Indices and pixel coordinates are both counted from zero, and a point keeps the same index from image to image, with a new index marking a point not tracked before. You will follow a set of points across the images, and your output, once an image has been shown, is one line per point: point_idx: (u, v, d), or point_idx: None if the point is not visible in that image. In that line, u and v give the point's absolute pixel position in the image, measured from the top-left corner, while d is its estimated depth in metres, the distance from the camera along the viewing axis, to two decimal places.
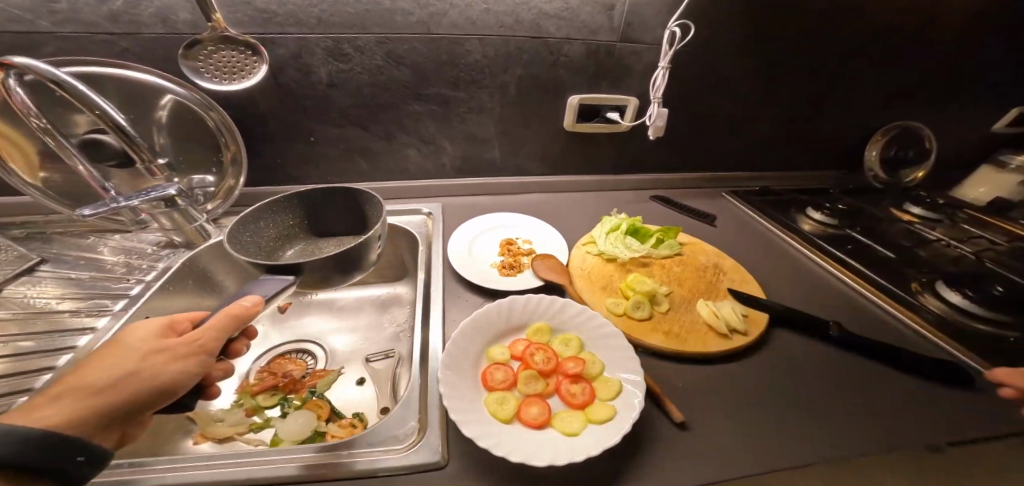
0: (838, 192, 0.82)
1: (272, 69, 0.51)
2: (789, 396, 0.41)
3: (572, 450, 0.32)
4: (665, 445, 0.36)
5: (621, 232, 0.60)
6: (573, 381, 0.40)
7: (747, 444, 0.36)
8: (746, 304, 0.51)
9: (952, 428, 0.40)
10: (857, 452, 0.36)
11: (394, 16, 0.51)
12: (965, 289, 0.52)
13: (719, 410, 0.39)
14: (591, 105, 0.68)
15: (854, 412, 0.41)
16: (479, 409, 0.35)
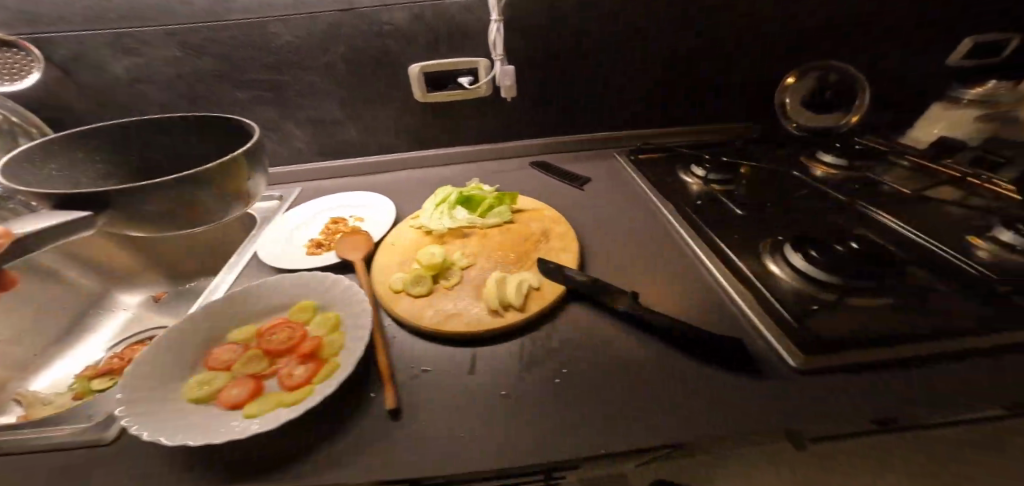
0: (748, 143, 0.70)
1: (67, 68, 0.54)
2: (530, 380, 0.36)
3: (221, 429, 0.31)
4: (344, 429, 0.33)
5: (449, 204, 0.56)
6: (294, 362, 0.39)
7: (433, 431, 0.32)
8: (544, 276, 0.46)
9: (726, 422, 0.30)
10: (563, 450, 0.29)
11: (174, 6, 0.51)
12: (809, 251, 0.42)
13: (433, 395, 0.35)
14: (440, 72, 0.61)
15: (602, 394, 0.34)
16: (168, 388, 0.35)
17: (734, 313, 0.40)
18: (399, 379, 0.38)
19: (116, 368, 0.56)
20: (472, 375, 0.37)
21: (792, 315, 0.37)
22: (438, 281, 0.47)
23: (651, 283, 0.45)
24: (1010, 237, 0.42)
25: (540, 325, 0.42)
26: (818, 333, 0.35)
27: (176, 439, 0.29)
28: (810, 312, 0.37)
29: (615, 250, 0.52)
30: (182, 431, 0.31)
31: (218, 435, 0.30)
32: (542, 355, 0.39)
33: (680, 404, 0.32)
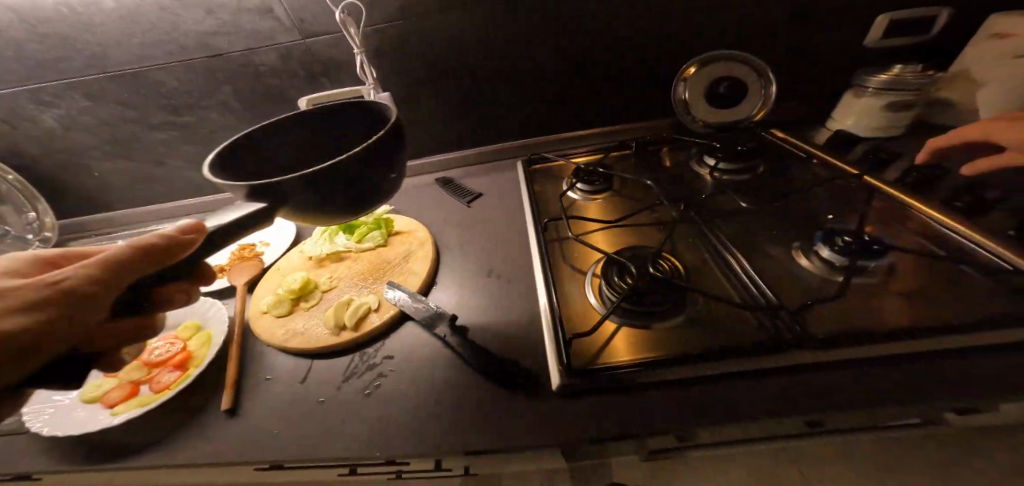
0: (646, 144, 0.68)
1: (12, 120, 0.66)
2: (332, 397, 0.41)
3: (91, 422, 0.41)
4: (178, 427, 0.41)
5: (333, 231, 0.62)
6: (164, 370, 0.46)
7: (239, 436, 0.39)
8: (386, 298, 0.50)
9: (459, 438, 0.35)
10: (325, 456, 0.36)
11: (59, 63, 0.57)
12: (614, 275, 0.43)
13: (255, 404, 0.42)
14: (328, 103, 0.63)
15: (384, 406, 0.40)
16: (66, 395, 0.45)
17: (533, 337, 0.43)
18: (245, 386, 0.44)
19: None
20: (302, 384, 0.43)
21: (566, 336, 0.39)
22: (300, 303, 0.53)
23: (481, 304, 0.49)
24: (830, 253, 0.40)
25: (370, 345, 0.46)
26: (579, 361, 0.37)
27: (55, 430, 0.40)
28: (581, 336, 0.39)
29: (470, 268, 0.55)
30: (64, 426, 0.41)
31: (86, 426, 0.40)
32: (362, 367, 0.44)
33: (439, 416, 0.37)
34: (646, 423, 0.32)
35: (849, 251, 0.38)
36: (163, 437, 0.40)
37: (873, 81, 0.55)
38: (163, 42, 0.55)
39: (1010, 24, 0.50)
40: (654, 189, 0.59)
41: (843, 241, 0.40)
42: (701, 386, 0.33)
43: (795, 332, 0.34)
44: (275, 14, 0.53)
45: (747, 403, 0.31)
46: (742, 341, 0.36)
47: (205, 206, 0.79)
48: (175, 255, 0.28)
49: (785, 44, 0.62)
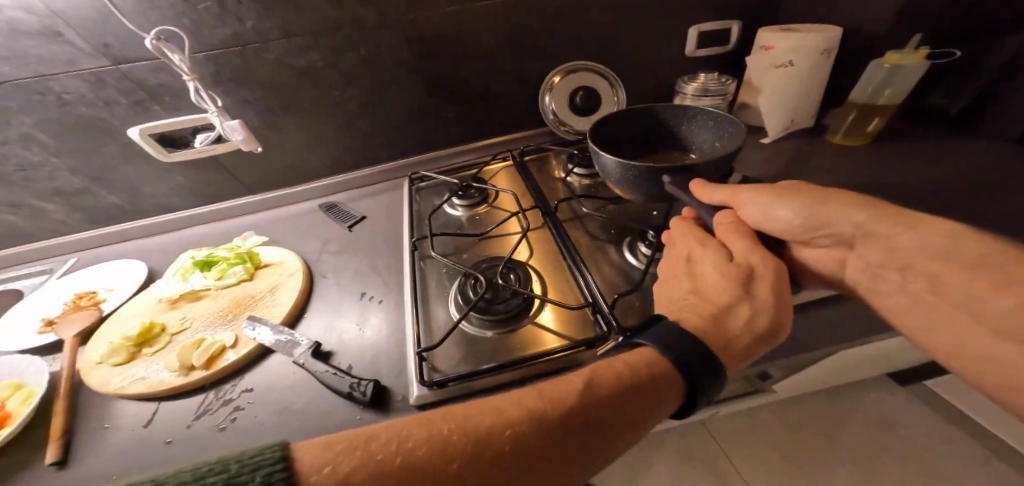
0: (521, 157, 0.73)
1: None
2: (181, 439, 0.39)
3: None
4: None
5: (189, 268, 0.57)
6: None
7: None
8: (250, 329, 0.48)
9: None
10: None
11: None
12: (473, 289, 0.46)
13: (91, 462, 0.38)
14: (169, 132, 0.58)
15: (229, 447, 0.37)
16: None
17: (401, 354, 0.44)
18: (75, 437, 0.40)
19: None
20: (143, 428, 0.40)
21: (424, 350, 0.42)
22: (145, 348, 0.48)
23: (356, 325, 0.49)
24: (646, 248, 0.48)
25: (227, 381, 0.44)
26: (444, 373, 0.40)
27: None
28: (438, 347, 0.42)
29: (344, 296, 0.54)
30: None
31: None
32: (216, 404, 0.42)
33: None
34: None
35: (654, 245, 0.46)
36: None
37: (689, 87, 0.63)
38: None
39: (773, 38, 0.58)
40: (526, 199, 0.64)
41: (651, 236, 0.48)
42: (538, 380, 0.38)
43: (610, 326, 0.40)
44: (67, 37, 0.47)
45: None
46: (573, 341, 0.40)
47: (30, 254, 0.67)
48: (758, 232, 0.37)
49: (619, 62, 0.71)
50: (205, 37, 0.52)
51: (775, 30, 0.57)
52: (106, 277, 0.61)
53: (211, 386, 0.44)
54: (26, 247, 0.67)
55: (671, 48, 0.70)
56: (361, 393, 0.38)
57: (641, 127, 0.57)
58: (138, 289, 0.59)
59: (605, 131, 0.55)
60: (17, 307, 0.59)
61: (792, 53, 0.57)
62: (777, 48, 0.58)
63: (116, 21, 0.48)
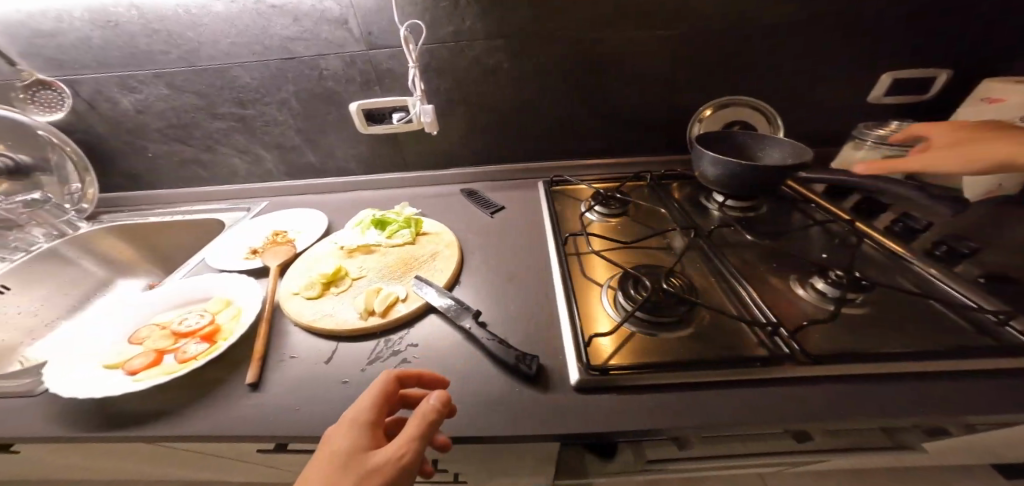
0: (658, 179, 0.74)
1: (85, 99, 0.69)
2: (358, 382, 0.44)
3: (111, 387, 0.41)
4: (230, 399, 0.43)
5: (364, 225, 0.66)
6: (191, 341, 0.48)
7: (268, 411, 0.41)
8: (417, 289, 0.54)
9: (479, 425, 0.38)
10: None
11: (155, 55, 0.62)
12: (632, 288, 0.47)
13: (293, 388, 0.43)
14: (377, 109, 0.72)
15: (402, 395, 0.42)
16: (90, 358, 0.45)
17: (555, 340, 0.46)
18: (267, 361, 0.47)
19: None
20: (325, 364, 0.46)
21: (584, 339, 0.43)
22: (330, 288, 0.56)
23: (507, 302, 0.53)
24: (825, 285, 0.45)
25: (395, 332, 0.49)
26: (608, 361, 0.41)
27: (76, 390, 0.39)
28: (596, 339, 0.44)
29: (492, 275, 0.59)
30: (82, 386, 0.41)
31: (114, 389, 0.41)
32: (387, 353, 0.47)
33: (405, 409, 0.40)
34: (659, 422, 0.36)
35: (841, 284, 0.43)
36: (193, 412, 0.41)
37: (871, 136, 0.61)
38: (250, 43, 0.62)
39: (1003, 90, 0.54)
40: (667, 220, 0.64)
41: (836, 275, 0.45)
42: (709, 392, 0.38)
43: (792, 349, 0.39)
44: (349, 26, 0.62)
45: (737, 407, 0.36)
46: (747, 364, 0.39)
47: (239, 193, 0.83)
48: (421, 416, 0.33)
49: (779, 100, 0.71)
50: (439, 35, 0.65)
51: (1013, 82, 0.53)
52: (295, 223, 0.72)
53: (382, 335, 0.50)
54: (237, 188, 0.83)
55: (842, 91, 0.69)
56: (527, 365, 0.41)
57: (721, 147, 0.66)
58: (319, 236, 0.68)
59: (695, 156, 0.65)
60: (221, 237, 0.71)
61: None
62: (1007, 100, 0.54)
63: (385, 18, 0.62)
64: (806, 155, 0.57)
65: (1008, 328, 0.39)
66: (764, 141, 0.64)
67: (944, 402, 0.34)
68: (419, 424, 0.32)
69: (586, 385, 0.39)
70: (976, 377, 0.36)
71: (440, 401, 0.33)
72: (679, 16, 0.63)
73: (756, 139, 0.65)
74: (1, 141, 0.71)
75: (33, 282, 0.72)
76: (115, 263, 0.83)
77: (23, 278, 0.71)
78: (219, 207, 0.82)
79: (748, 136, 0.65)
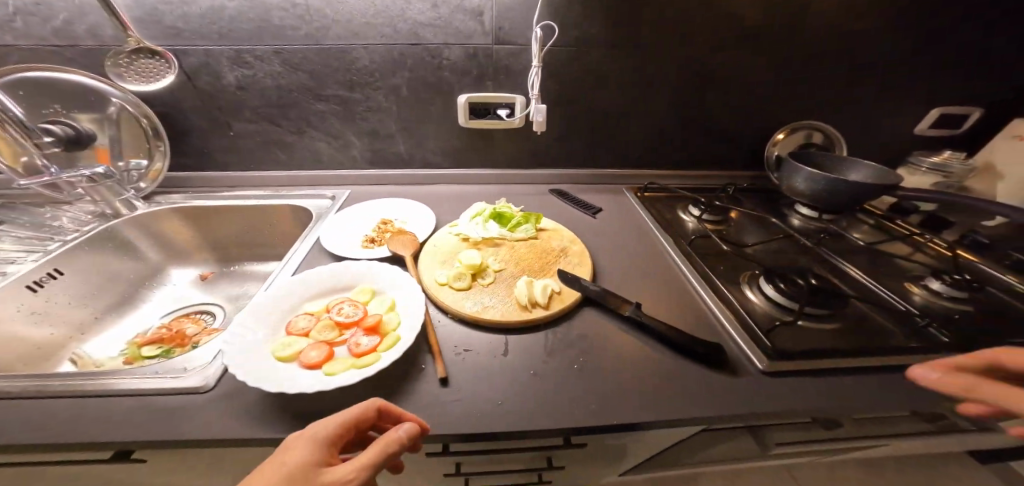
0: (738, 191, 0.81)
1: (186, 72, 0.66)
2: (545, 374, 0.44)
3: (307, 383, 0.39)
4: (422, 393, 0.41)
5: (483, 217, 0.66)
6: (359, 333, 0.46)
7: (470, 402, 0.40)
8: (565, 282, 0.55)
9: (688, 412, 0.40)
10: (568, 419, 0.39)
11: (286, 31, 0.64)
12: (781, 284, 0.53)
13: (484, 378, 0.43)
14: (485, 103, 0.73)
15: (615, 382, 0.43)
16: (264, 353, 0.42)
17: (718, 331, 0.50)
18: (444, 354, 0.46)
19: (164, 339, 0.63)
20: (504, 355, 0.46)
21: (761, 328, 0.48)
22: (476, 279, 0.56)
23: (651, 295, 0.56)
24: (944, 285, 0.54)
25: (559, 323, 0.51)
26: (792, 348, 0.46)
27: (280, 387, 0.38)
28: (776, 327, 0.48)
29: (621, 268, 0.61)
30: (274, 382, 0.39)
31: (312, 385, 0.39)
32: (561, 344, 0.48)
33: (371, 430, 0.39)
34: (854, 404, 0.40)
35: (958, 285, 0.53)
36: (392, 404, 0.40)
37: (926, 161, 0.73)
38: (385, 25, 0.64)
39: None
40: (763, 228, 0.71)
41: (951, 278, 0.54)
42: (886, 375, 0.43)
43: (945, 337, 0.47)
44: (482, 18, 0.65)
45: (928, 389, 0.42)
46: (909, 355, 0.45)
47: (317, 180, 0.80)
48: (385, 448, 0.32)
49: (839, 127, 0.81)
50: (565, 38, 0.69)
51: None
52: (399, 214, 0.70)
53: (545, 328, 0.51)
54: (317, 175, 0.80)
55: (889, 122, 0.81)
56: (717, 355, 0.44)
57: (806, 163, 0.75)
58: (432, 228, 0.67)
59: (788, 169, 0.72)
60: (315, 227, 0.66)
61: None
62: None
63: (517, 16, 0.65)
64: (892, 177, 0.66)
65: None
66: (846, 162, 0.73)
67: None
68: (379, 453, 0.32)
69: (782, 370, 0.43)
70: None
71: (410, 439, 0.33)
72: (770, 47, 0.72)
73: (838, 160, 0.73)
74: (70, 108, 0.64)
75: (88, 268, 0.65)
76: (170, 249, 0.76)
77: (81, 263, 0.64)
78: (296, 194, 0.78)
79: (830, 157, 0.74)
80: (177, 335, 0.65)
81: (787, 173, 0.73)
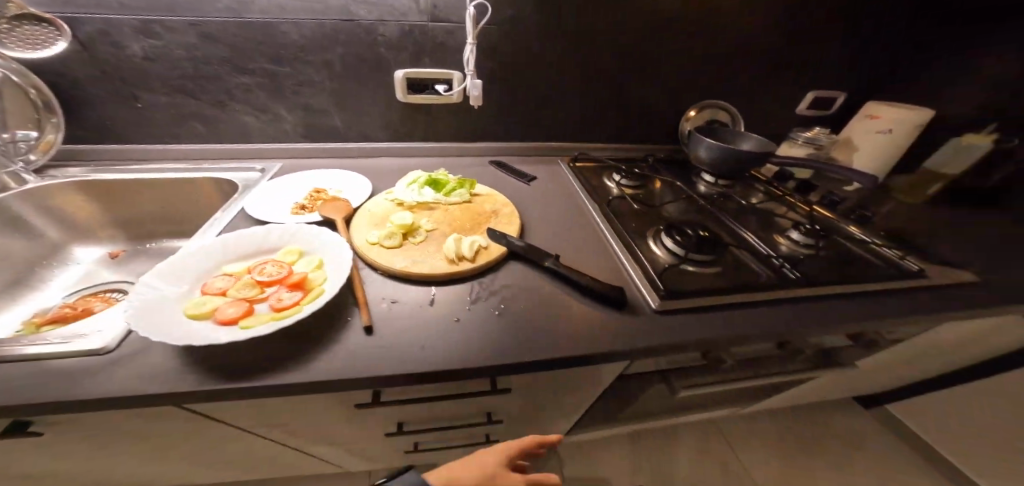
0: (657, 161, 0.91)
1: (83, 40, 0.61)
2: (465, 319, 0.47)
3: (219, 336, 0.38)
4: (345, 341, 0.43)
5: (418, 184, 0.68)
6: (281, 290, 0.46)
7: (390, 346, 0.43)
8: (493, 239, 0.59)
9: (588, 345, 0.46)
10: (479, 355, 0.43)
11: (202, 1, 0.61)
12: (677, 235, 0.61)
13: (407, 323, 0.46)
14: (423, 80, 0.75)
15: (528, 325, 0.48)
16: (174, 311, 0.41)
17: (623, 276, 0.57)
18: (369, 306, 0.47)
19: (66, 316, 0.56)
20: (429, 305, 0.49)
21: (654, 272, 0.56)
22: (407, 238, 0.58)
23: (572, 249, 0.61)
24: (801, 235, 0.65)
25: (485, 274, 0.54)
26: (676, 288, 0.54)
27: (188, 340, 0.37)
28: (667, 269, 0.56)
29: (548, 228, 0.67)
30: (182, 336, 0.38)
31: (226, 337, 0.38)
32: (484, 293, 0.51)
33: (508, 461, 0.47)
34: (719, 330, 0.49)
35: (811, 235, 0.64)
36: (313, 352, 0.42)
37: (801, 136, 0.86)
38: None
39: (881, 110, 0.83)
40: (673, 193, 0.80)
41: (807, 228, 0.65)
42: (748, 307, 0.52)
43: (795, 275, 0.57)
44: None
45: (780, 316, 0.51)
46: (766, 289, 0.54)
47: (244, 153, 0.77)
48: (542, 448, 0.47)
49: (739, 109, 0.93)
50: (499, 19, 0.72)
51: (884, 106, 0.82)
52: (332, 183, 0.70)
53: (472, 278, 0.54)
54: (244, 148, 0.76)
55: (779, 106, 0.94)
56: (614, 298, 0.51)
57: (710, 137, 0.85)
58: (367, 195, 0.68)
59: (694, 142, 0.82)
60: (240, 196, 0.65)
61: (891, 124, 0.81)
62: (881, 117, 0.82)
63: None
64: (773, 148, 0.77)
65: (903, 260, 0.62)
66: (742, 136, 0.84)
67: (876, 309, 0.53)
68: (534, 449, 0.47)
69: (666, 306, 0.51)
70: (888, 293, 0.56)
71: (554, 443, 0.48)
72: (679, 38, 0.81)
73: (735, 134, 0.84)
74: None
75: None
76: (71, 228, 0.70)
77: None
78: (221, 167, 0.74)
79: (729, 132, 0.85)
80: (82, 312, 0.58)
81: (693, 145, 0.82)
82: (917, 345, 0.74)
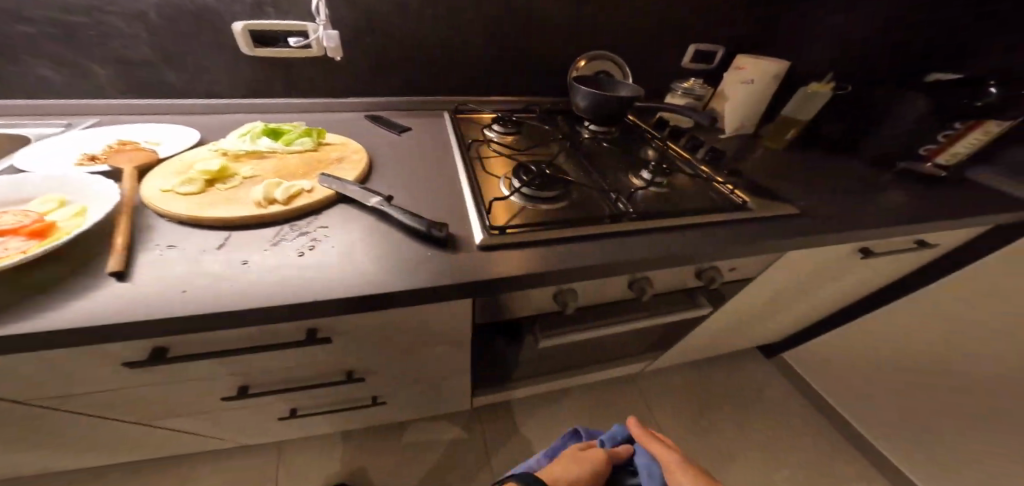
0: (543, 112, 0.90)
1: None
2: (254, 259, 0.43)
3: None
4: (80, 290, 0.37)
5: (254, 133, 0.62)
6: (12, 238, 0.39)
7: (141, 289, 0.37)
8: (322, 183, 0.54)
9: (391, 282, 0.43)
10: (252, 293, 0.39)
11: None
12: (522, 175, 0.60)
13: (177, 265, 0.40)
14: (268, 33, 0.68)
15: (329, 263, 0.44)
16: None
17: (460, 215, 0.55)
18: (133, 252, 0.41)
19: None
20: (216, 247, 0.43)
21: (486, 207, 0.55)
22: (215, 185, 0.52)
23: (416, 195, 0.58)
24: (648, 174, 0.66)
25: (301, 219, 0.50)
26: (506, 221, 0.53)
27: None
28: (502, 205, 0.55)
29: (399, 177, 0.63)
30: None
31: None
32: (292, 234, 0.47)
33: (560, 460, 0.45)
34: (536, 261, 0.47)
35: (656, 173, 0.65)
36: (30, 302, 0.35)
37: (679, 86, 0.88)
38: None
39: (745, 61, 0.86)
40: (548, 142, 0.79)
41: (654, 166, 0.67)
42: (573, 239, 0.52)
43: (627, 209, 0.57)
44: None
45: (603, 248, 0.51)
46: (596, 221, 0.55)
47: (44, 109, 0.65)
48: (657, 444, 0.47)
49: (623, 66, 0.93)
50: None
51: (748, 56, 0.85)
52: (149, 136, 0.61)
53: (285, 222, 0.49)
54: (43, 104, 0.65)
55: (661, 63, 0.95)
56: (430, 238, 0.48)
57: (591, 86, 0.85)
58: (190, 145, 0.60)
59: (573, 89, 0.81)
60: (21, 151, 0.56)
61: (753, 74, 0.85)
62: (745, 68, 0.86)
63: None
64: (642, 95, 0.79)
65: (734, 196, 0.65)
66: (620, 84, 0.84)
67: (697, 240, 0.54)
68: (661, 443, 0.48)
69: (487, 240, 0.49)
70: (714, 225, 0.58)
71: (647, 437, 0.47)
72: None
73: (614, 83, 0.84)
74: None
75: None
76: None
77: None
78: (16, 123, 0.63)
79: (609, 81, 0.85)
80: None
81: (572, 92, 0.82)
82: (773, 285, 0.79)
